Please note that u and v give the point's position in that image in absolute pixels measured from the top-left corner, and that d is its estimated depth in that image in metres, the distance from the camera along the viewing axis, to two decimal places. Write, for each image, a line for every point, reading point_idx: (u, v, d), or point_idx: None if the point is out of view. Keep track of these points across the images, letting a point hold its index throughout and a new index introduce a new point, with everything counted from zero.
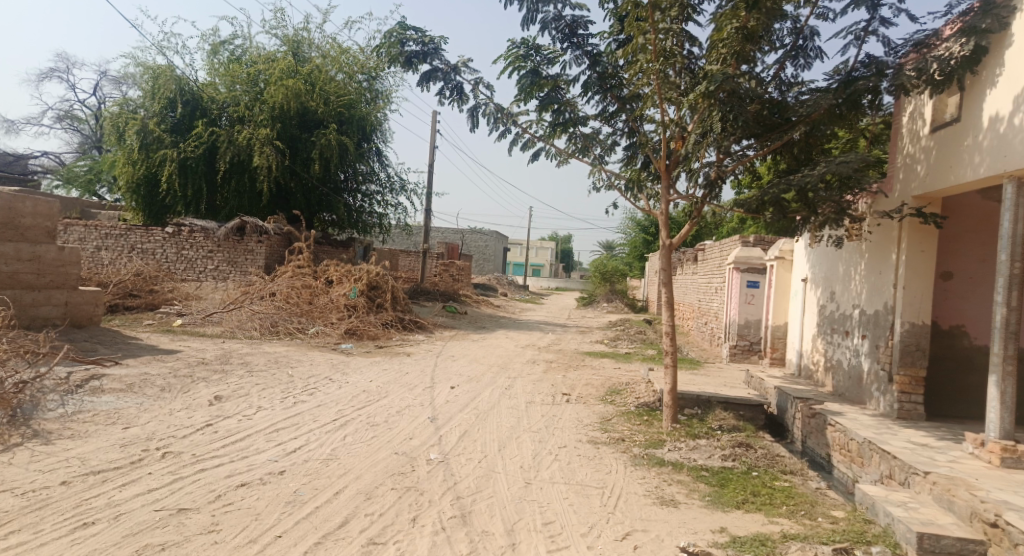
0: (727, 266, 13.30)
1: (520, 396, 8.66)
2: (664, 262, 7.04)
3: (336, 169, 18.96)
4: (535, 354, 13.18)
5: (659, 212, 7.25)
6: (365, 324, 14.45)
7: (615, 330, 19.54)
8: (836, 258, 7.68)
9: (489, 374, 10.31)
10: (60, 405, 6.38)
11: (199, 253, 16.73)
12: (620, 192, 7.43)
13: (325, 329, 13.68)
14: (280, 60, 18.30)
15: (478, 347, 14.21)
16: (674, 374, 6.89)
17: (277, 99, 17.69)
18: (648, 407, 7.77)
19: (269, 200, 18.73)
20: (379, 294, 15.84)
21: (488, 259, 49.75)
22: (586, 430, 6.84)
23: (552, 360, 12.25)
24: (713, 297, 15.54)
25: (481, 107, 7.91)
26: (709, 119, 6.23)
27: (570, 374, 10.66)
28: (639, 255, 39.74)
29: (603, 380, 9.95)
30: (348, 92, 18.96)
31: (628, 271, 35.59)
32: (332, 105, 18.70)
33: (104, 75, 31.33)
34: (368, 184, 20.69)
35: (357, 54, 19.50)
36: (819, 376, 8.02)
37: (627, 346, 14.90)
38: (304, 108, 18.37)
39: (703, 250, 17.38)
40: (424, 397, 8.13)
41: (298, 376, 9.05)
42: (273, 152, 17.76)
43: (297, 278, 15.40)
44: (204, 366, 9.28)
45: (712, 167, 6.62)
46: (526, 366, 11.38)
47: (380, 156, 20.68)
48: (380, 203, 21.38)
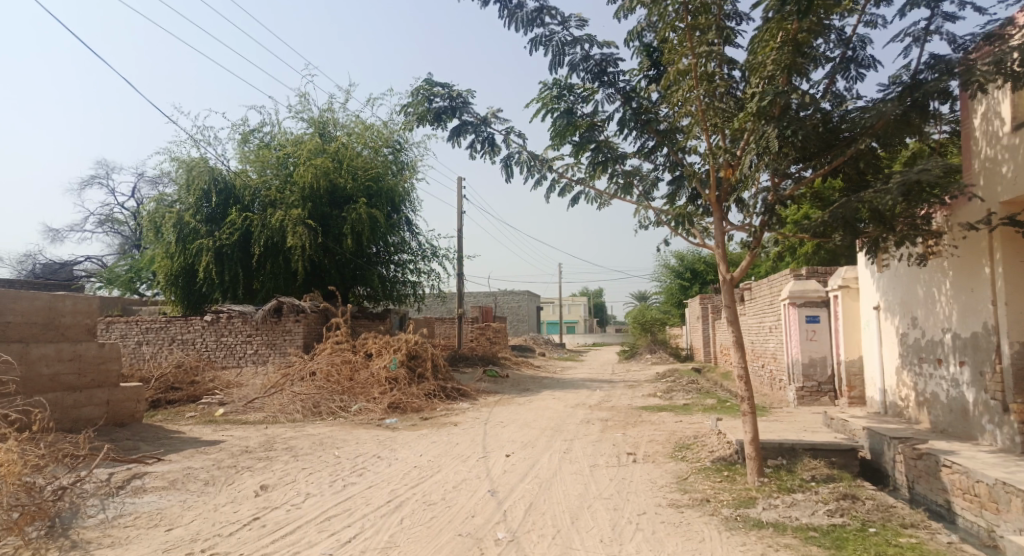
0: (782, 302, 12.65)
1: (582, 460, 8.04)
2: (727, 297, 6.53)
3: (368, 242, 19.03)
4: (588, 413, 12.52)
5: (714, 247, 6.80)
6: (409, 396, 13.99)
7: (666, 381, 18.70)
8: (913, 279, 7.10)
9: (544, 437, 9.71)
10: (101, 509, 6.02)
11: (238, 339, 16.65)
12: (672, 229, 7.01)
13: (369, 405, 13.25)
14: (307, 141, 18.74)
15: (527, 410, 13.60)
16: (755, 422, 6.27)
17: (307, 179, 17.96)
18: (725, 461, 7.08)
19: (304, 279, 18.82)
20: (419, 363, 15.51)
21: (522, 320, 49.37)
22: (663, 493, 6.19)
23: (607, 418, 11.58)
24: (768, 337, 14.78)
25: (514, 157, 7.72)
26: (768, 138, 5.84)
27: (631, 431, 9.99)
28: (677, 302, 38.95)
29: (667, 435, 9.26)
30: (375, 166, 19.21)
31: (668, 319, 34.74)
32: (360, 181, 18.94)
33: (141, 177, 32.65)
34: (401, 254, 20.72)
35: (381, 129, 19.88)
36: (911, 412, 7.30)
37: (684, 397, 14.12)
38: (333, 186, 18.63)
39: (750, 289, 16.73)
40: (480, 469, 7.58)
41: (345, 457, 8.58)
42: (305, 231, 17.81)
43: (337, 354, 15.15)
44: (249, 455, 8.90)
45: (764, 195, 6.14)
46: (581, 426, 10.75)
47: (410, 225, 20.80)
48: (414, 272, 21.31)
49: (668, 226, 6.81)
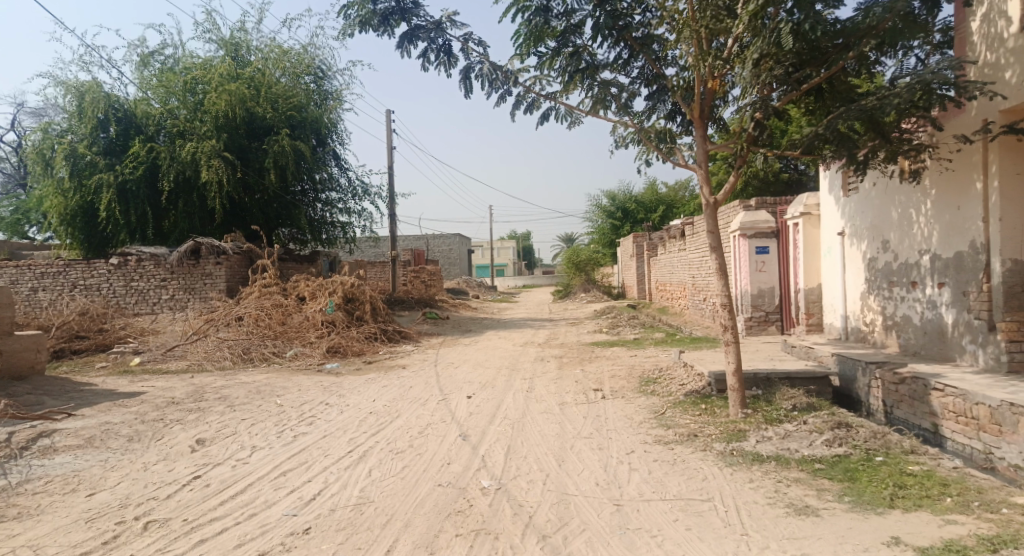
0: (731, 235, 12.58)
1: (547, 398, 7.64)
2: (710, 222, 6.14)
3: (294, 177, 17.59)
4: (539, 351, 12.19)
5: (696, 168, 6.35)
6: (348, 339, 13.18)
7: (607, 319, 18.70)
8: (886, 201, 6.94)
9: (501, 377, 9.27)
10: (2, 476, 5.09)
11: (151, 283, 15.14)
12: (653, 147, 6.47)
13: (305, 350, 12.38)
14: (218, 65, 16.84)
15: (474, 350, 13.13)
16: (739, 352, 5.96)
17: (219, 106, 16.15)
18: (699, 394, 6.84)
19: (223, 218, 17.28)
20: (356, 306, 14.67)
21: (453, 263, 48.64)
22: (645, 429, 5.86)
23: (561, 356, 11.28)
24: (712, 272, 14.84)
25: (474, 69, 6.89)
26: (777, 37, 5.35)
27: (589, 368, 9.68)
28: (608, 242, 39.22)
29: (629, 371, 9.01)
30: (298, 94, 17.57)
31: (601, 258, 34.96)
32: (280, 110, 17.24)
33: (21, 107, 28.95)
34: (329, 191, 19.34)
35: (302, 54, 18.13)
36: (877, 338, 7.27)
37: (631, 333, 14.04)
38: (250, 115, 16.87)
39: (693, 224, 16.70)
40: (442, 412, 7.05)
41: (289, 406, 7.83)
42: (222, 165, 16.15)
43: (266, 297, 14.04)
44: (177, 407, 7.98)
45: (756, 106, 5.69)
46: (536, 364, 10.40)
47: (338, 160, 19.39)
48: (343, 211, 20.03)
49: (649, 143, 6.26)
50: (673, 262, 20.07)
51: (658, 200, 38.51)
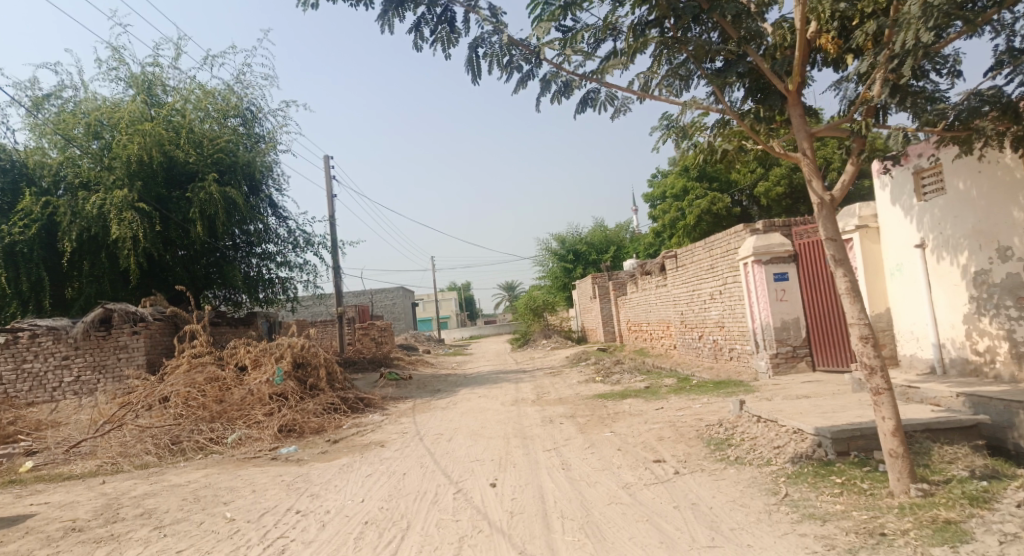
0: (739, 261, 11.27)
1: (600, 479, 5.76)
2: (829, 228, 4.46)
3: (224, 230, 15.19)
4: (538, 410, 10.27)
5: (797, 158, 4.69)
6: (303, 415, 10.86)
7: (589, 366, 16.97)
8: (1004, 199, 5.67)
9: (517, 451, 7.30)
10: None
11: (49, 363, 12.30)
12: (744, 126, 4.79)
13: (251, 433, 10.00)
14: (127, 105, 14.49)
15: (458, 414, 11.07)
16: (895, 403, 4.25)
17: (133, 149, 13.76)
18: (812, 460, 5.14)
19: (139, 279, 14.65)
20: (309, 373, 12.42)
21: (397, 318, 46.16)
22: (789, 525, 4.07)
23: (571, 415, 9.41)
24: (711, 306, 13.46)
25: (482, 46, 5.37)
26: None
27: (620, 429, 7.88)
28: (561, 285, 37.92)
29: (676, 430, 7.25)
30: (226, 137, 15.40)
31: (557, 302, 33.46)
32: (204, 152, 15.00)
33: None
34: (266, 243, 16.99)
35: (229, 94, 16.05)
36: (1003, 370, 5.86)
37: (633, 380, 12.35)
38: (169, 160, 14.52)
39: (677, 256, 15.46)
40: (471, 517, 5.03)
41: (245, 524, 5.59)
42: (137, 217, 13.59)
43: (197, 370, 11.55)
44: (76, 539, 5.59)
45: (906, 58, 4.23)
46: (550, 429, 8.49)
47: (275, 207, 17.21)
48: (283, 265, 17.72)
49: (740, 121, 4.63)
50: (649, 299, 18.80)
51: (608, 240, 37.97)
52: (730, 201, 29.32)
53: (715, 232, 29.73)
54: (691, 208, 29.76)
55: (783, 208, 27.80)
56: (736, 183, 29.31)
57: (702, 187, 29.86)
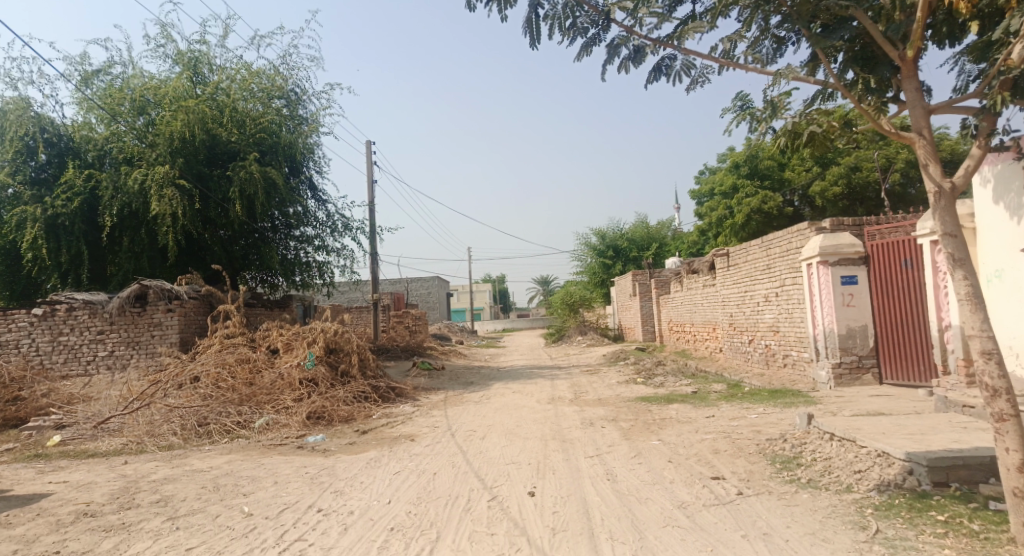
0: (802, 260, 10.53)
1: (652, 495, 5.16)
2: (948, 221, 3.77)
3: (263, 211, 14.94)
4: (578, 411, 9.69)
5: (908, 140, 4.04)
6: (333, 402, 10.49)
7: (630, 367, 16.29)
8: None
9: (558, 457, 6.74)
10: None
11: (84, 337, 12.23)
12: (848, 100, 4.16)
13: (279, 419, 9.66)
14: (172, 81, 14.34)
15: (493, 411, 10.56)
16: (1022, 432, 3.53)
17: (176, 125, 13.60)
18: (902, 491, 4.44)
19: (177, 256, 14.53)
20: (341, 359, 12.07)
21: (432, 308, 46.04)
22: None
23: (614, 419, 8.80)
24: (766, 309, 12.66)
25: (543, 6, 4.84)
26: None
27: (668, 438, 7.25)
28: (599, 282, 37.14)
29: (734, 444, 6.59)
30: (269, 117, 15.15)
31: (595, 298, 32.72)
32: (247, 132, 14.80)
33: None
34: (304, 226, 16.73)
35: (275, 75, 15.79)
36: None
37: (678, 384, 11.66)
38: (211, 138, 14.32)
39: (730, 255, 14.66)
40: (508, 531, 4.50)
41: (262, 520, 5.18)
42: (176, 194, 13.40)
43: (228, 351, 11.27)
44: (86, 525, 5.25)
45: None
46: (591, 432, 7.92)
47: (314, 189, 16.94)
48: (321, 250, 17.48)
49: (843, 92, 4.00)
50: (695, 299, 18.02)
51: (650, 237, 37.05)
52: (782, 199, 28.20)
53: (764, 232, 28.67)
54: (740, 206, 28.71)
55: (838, 208, 26.66)
56: (789, 182, 28.39)
57: (752, 184, 28.81)
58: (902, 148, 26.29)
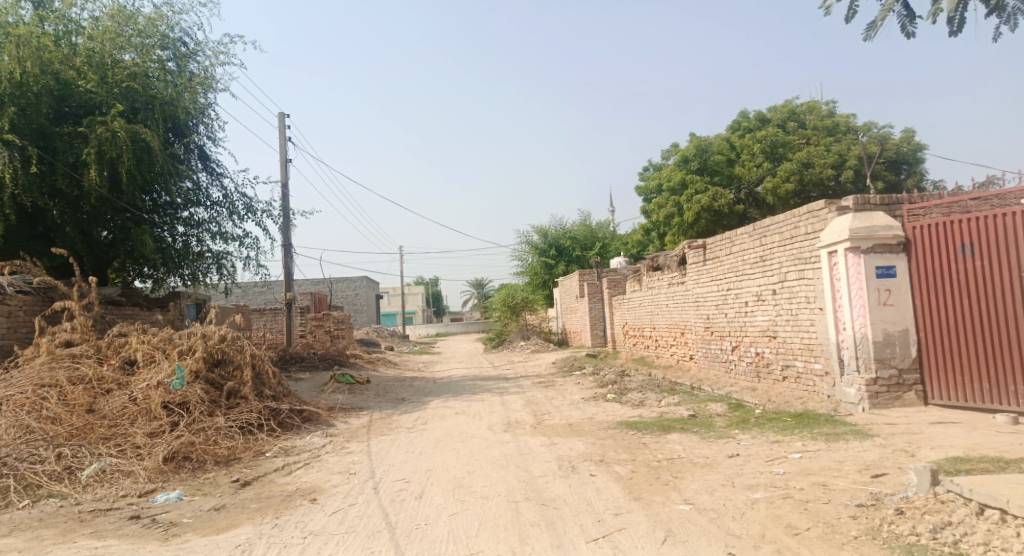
0: (819, 248, 8.49)
1: None
2: None
3: (133, 183, 11.70)
4: (548, 444, 7.25)
5: None
6: (208, 436, 7.58)
7: (589, 378, 14.02)
8: None
9: (544, 542, 4.23)
10: None
11: None
12: None
13: (120, 463, 6.68)
14: (2, 9, 10.92)
15: (432, 442, 7.97)
16: None
17: (4, 61, 10.35)
18: None
19: (9, 236, 11.16)
20: (228, 374, 9.17)
21: (361, 310, 42.89)
22: None
23: (602, 458, 6.41)
24: (756, 310, 10.65)
25: None
26: None
27: (700, 501, 4.86)
28: (540, 283, 34.98)
29: (815, 516, 4.29)
30: (144, 66, 12.02)
31: (537, 300, 30.46)
32: (108, 79, 11.55)
33: None
34: (192, 206, 13.60)
35: (155, 16, 12.54)
36: None
37: (662, 402, 9.41)
38: (60, 83, 11.03)
39: (706, 248, 12.65)
40: None
41: None
42: (3, 152, 10.13)
43: (62, 366, 8.12)
44: None
45: None
46: (579, 486, 5.48)
47: (206, 162, 13.88)
48: (218, 237, 14.36)
49: None
50: (657, 300, 16.00)
51: (592, 237, 35.23)
52: (732, 198, 26.80)
53: (713, 231, 27.20)
54: (689, 203, 27.12)
55: (789, 206, 25.24)
56: (739, 178, 26.84)
57: (702, 181, 27.37)
58: (851, 146, 25.36)
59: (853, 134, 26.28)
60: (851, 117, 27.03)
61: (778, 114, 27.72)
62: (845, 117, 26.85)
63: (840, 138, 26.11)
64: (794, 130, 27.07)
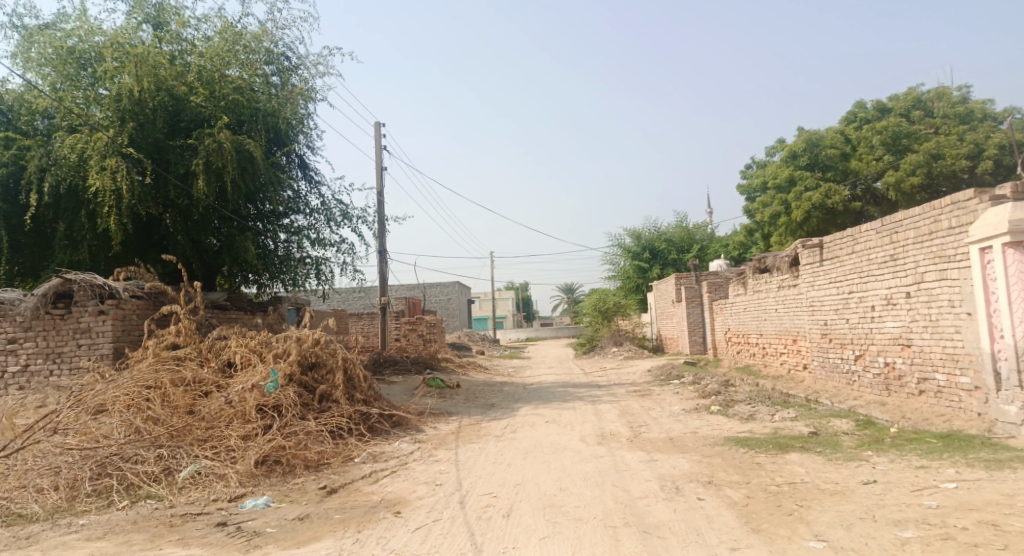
0: (969, 242, 7.32)
1: None
2: None
3: (238, 193, 12.13)
4: (648, 461, 6.62)
5: None
6: (299, 441, 7.54)
7: (690, 388, 13.11)
8: None
9: None
10: None
11: None
12: None
13: (215, 467, 6.72)
14: (123, 31, 11.59)
15: (523, 453, 7.53)
16: None
17: (124, 79, 10.99)
18: None
19: (128, 243, 11.85)
20: (320, 378, 9.17)
21: (454, 315, 43.42)
22: None
23: (711, 480, 5.71)
24: (885, 315, 9.46)
25: None
26: None
27: (835, 537, 4.11)
28: (634, 288, 33.92)
29: None
30: (249, 80, 12.45)
31: (631, 304, 29.48)
32: (216, 93, 12.04)
33: None
34: (291, 213, 13.99)
35: (260, 32, 12.97)
36: None
37: (776, 416, 8.49)
38: (173, 99, 11.56)
39: (823, 247, 11.48)
40: None
41: None
42: (122, 165, 10.71)
43: (167, 367, 8.37)
44: None
45: None
46: (686, 512, 4.84)
47: (305, 170, 14.24)
48: (316, 244, 14.72)
49: None
50: (765, 305, 14.82)
51: (689, 240, 33.75)
52: (846, 195, 24.70)
53: (825, 232, 25.20)
54: (798, 201, 25.30)
55: (914, 202, 22.92)
56: (854, 172, 24.69)
57: (812, 176, 25.45)
58: (989, 134, 22.68)
59: (991, 121, 23.50)
60: (988, 102, 24.23)
61: (899, 102, 25.31)
62: (980, 103, 24.09)
63: (975, 125, 23.44)
64: (919, 119, 24.59)
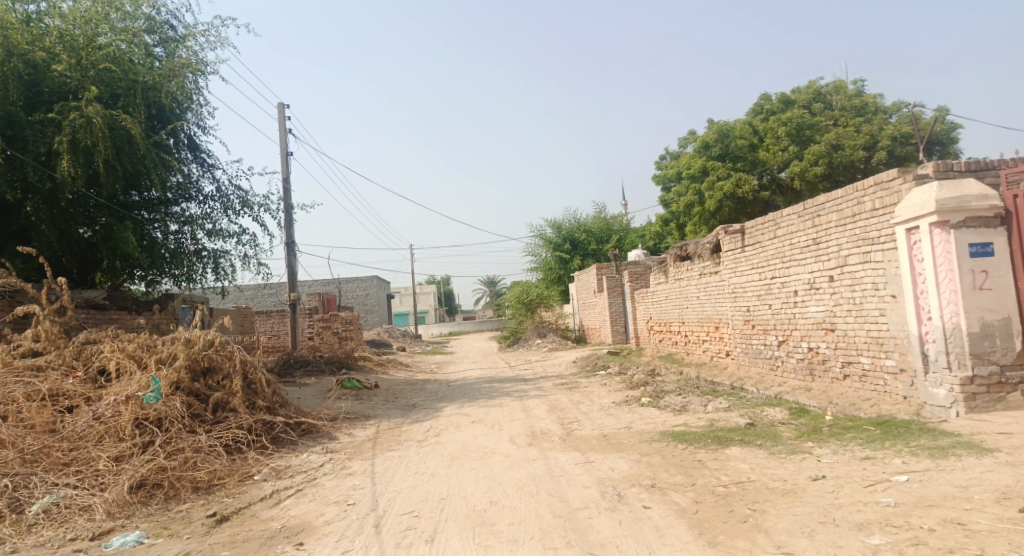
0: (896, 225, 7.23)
1: None
2: None
3: (113, 175, 10.69)
4: (584, 463, 6.08)
5: None
6: (187, 459, 6.49)
7: (616, 378, 12.82)
8: None
9: None
10: None
11: None
12: None
13: (78, 496, 5.63)
14: None
15: (447, 461, 6.83)
16: None
17: None
18: None
19: None
20: (214, 384, 8.08)
21: (372, 310, 41.92)
22: None
23: (655, 483, 5.24)
24: (809, 300, 9.42)
25: None
26: None
27: (800, 549, 3.67)
28: (554, 279, 33.82)
29: None
30: (125, 48, 11.02)
31: (553, 295, 29.31)
32: (83, 62, 10.53)
33: None
34: (181, 200, 12.59)
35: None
36: None
37: (709, 407, 8.21)
38: (30, 66, 10.01)
39: (744, 233, 11.42)
40: None
41: None
42: None
43: (19, 379, 7.05)
44: None
45: None
46: (634, 524, 4.31)
47: (195, 152, 12.86)
48: (212, 235, 13.35)
49: None
50: (686, 293, 14.78)
51: (608, 230, 33.99)
52: (756, 184, 25.42)
53: (737, 221, 25.91)
54: (712, 190, 25.85)
55: (818, 191, 23.88)
56: (763, 162, 25.51)
57: (724, 166, 26.04)
58: (883, 126, 23.95)
59: (884, 114, 24.86)
60: (880, 96, 25.61)
61: (803, 95, 26.33)
62: (874, 96, 25.42)
63: (870, 118, 24.70)
64: (821, 111, 25.68)
